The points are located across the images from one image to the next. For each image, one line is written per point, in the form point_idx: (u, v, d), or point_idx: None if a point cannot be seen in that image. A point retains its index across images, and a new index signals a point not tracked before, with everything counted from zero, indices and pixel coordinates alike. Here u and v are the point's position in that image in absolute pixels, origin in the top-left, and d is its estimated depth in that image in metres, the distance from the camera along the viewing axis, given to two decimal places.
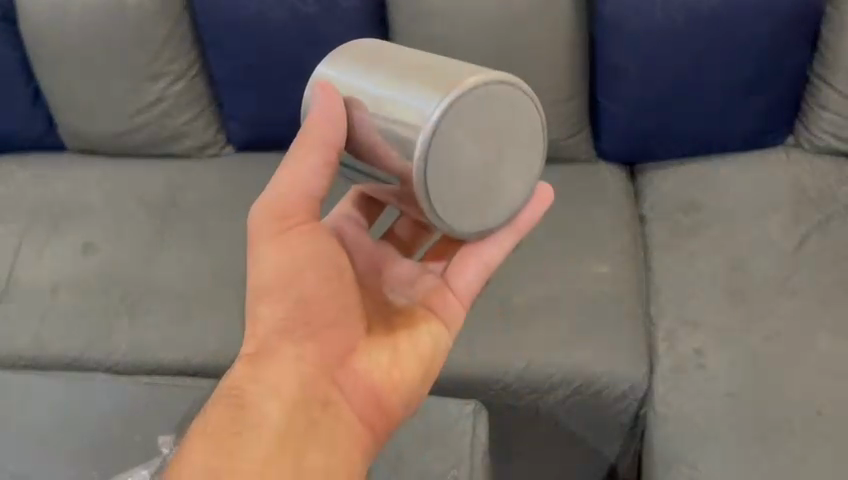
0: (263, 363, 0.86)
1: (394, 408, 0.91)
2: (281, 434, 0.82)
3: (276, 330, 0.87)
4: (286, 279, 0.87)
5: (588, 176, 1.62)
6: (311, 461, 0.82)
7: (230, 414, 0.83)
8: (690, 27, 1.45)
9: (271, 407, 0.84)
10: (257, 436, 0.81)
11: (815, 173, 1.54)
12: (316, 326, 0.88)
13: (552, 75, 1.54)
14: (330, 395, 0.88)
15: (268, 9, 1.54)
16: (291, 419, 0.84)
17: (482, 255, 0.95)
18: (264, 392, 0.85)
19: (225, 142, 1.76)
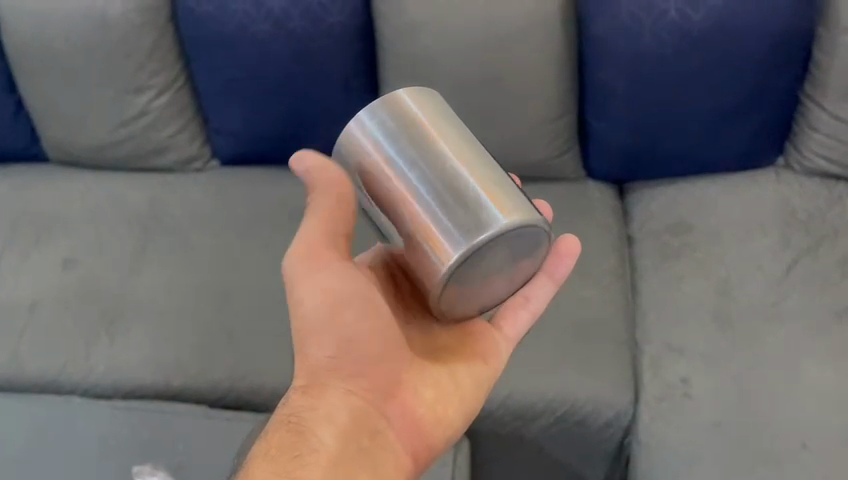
0: (316, 393, 0.90)
1: (440, 440, 0.94)
2: (336, 462, 0.87)
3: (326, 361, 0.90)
4: (332, 315, 0.89)
5: (577, 195, 1.61)
6: None
7: (290, 442, 0.88)
8: (681, 48, 1.43)
9: (327, 435, 0.88)
10: (315, 463, 0.86)
11: (805, 195, 1.52)
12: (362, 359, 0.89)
13: (540, 93, 1.52)
14: (380, 425, 0.91)
15: (253, 23, 1.51)
16: (345, 447, 0.88)
17: (526, 303, 1.02)
18: (319, 419, 0.89)
19: (210, 155, 1.74)
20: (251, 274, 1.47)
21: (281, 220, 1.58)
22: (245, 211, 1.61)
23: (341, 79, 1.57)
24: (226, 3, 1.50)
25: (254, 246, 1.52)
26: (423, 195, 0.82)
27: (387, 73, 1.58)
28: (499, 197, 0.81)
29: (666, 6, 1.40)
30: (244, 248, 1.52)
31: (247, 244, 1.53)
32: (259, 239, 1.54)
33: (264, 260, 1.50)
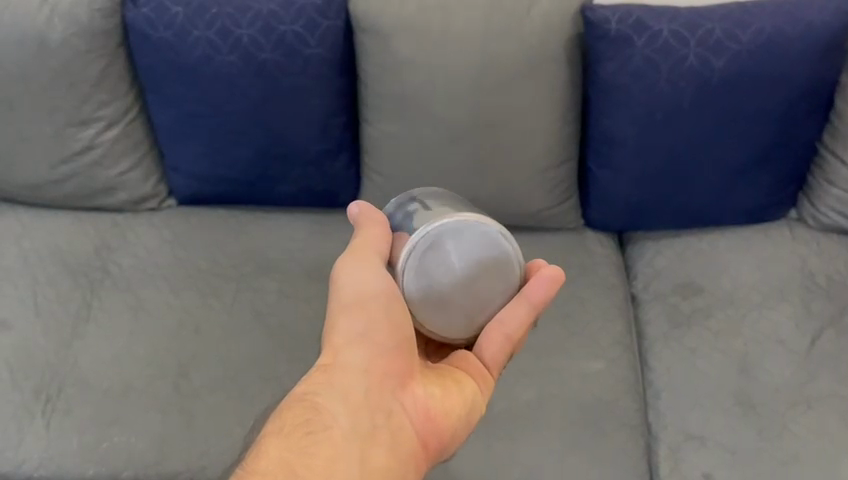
0: (322, 381, 0.77)
1: (456, 432, 0.80)
2: (348, 439, 0.74)
3: (328, 362, 0.79)
4: (371, 311, 0.80)
5: (576, 248, 1.47)
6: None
7: (286, 442, 0.73)
8: (699, 99, 1.28)
9: (341, 411, 0.75)
10: (325, 437, 0.73)
11: (821, 256, 1.41)
12: (380, 355, 0.79)
13: (541, 141, 1.38)
14: (376, 419, 0.76)
15: (219, 54, 1.33)
16: (359, 445, 0.74)
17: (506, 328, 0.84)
18: (331, 395, 0.76)
19: (166, 193, 1.54)
20: (213, 340, 1.30)
21: (248, 274, 1.40)
22: (206, 262, 1.43)
23: (318, 117, 1.40)
24: (187, 31, 1.33)
25: (217, 307, 1.35)
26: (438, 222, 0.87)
27: (369, 110, 1.42)
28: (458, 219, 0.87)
29: (684, 52, 1.25)
30: (205, 308, 1.35)
31: (208, 304, 1.35)
32: (222, 298, 1.36)
33: (229, 323, 1.32)
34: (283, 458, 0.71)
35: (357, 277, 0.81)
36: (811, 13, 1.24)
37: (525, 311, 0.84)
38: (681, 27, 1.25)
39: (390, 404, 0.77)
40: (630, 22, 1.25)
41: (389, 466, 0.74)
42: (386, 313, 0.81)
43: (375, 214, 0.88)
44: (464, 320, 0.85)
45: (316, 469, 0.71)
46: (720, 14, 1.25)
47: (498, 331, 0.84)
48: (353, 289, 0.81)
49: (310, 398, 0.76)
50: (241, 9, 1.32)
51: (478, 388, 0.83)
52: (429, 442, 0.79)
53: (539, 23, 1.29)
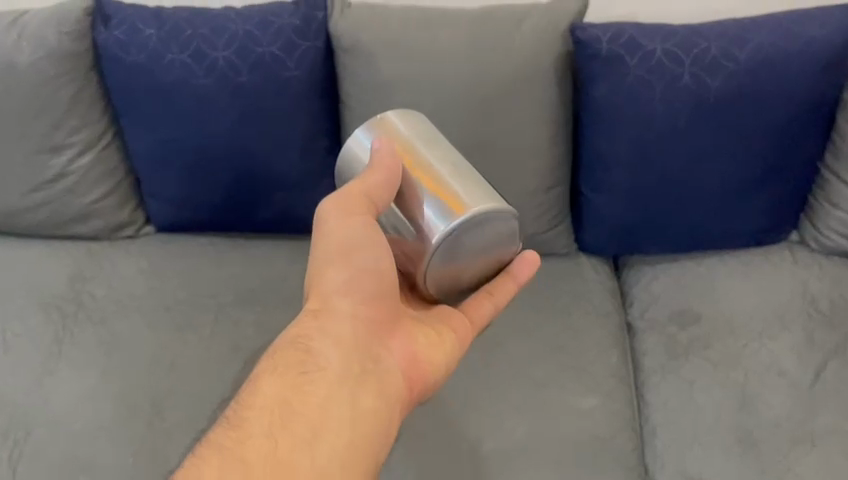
0: (313, 326, 0.77)
1: (439, 377, 0.83)
2: (340, 381, 0.74)
3: (317, 307, 0.78)
4: (361, 257, 0.78)
5: (570, 274, 1.42)
6: (330, 419, 0.71)
7: (280, 382, 0.73)
8: (696, 122, 1.22)
9: (332, 355, 0.75)
10: (318, 379, 0.73)
11: (825, 281, 1.35)
12: (368, 300, 0.79)
13: (532, 166, 1.32)
14: (367, 363, 0.76)
15: (194, 77, 1.28)
16: (350, 389, 0.74)
17: (494, 296, 0.85)
18: (324, 339, 0.76)
19: (143, 220, 1.49)
20: (189, 378, 1.24)
21: (226, 306, 1.34)
22: (183, 293, 1.37)
23: (298, 142, 1.34)
24: (161, 53, 1.27)
25: (194, 342, 1.29)
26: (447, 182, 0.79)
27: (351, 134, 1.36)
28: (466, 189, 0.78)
29: (679, 71, 1.19)
30: (181, 343, 1.29)
31: (185, 338, 1.30)
32: (199, 332, 1.30)
33: (206, 359, 1.26)
34: (277, 400, 0.72)
35: (347, 221, 0.79)
36: (809, 32, 1.20)
37: (510, 287, 0.85)
38: (675, 46, 1.19)
39: (377, 347, 0.78)
40: (622, 42, 1.20)
41: (378, 407, 0.75)
42: (376, 262, 0.78)
43: (388, 158, 0.81)
44: (455, 279, 0.81)
45: (309, 411, 0.71)
46: (716, 33, 1.20)
47: (487, 300, 0.85)
48: (345, 234, 0.78)
49: (301, 343, 0.76)
50: (217, 31, 1.27)
51: (462, 339, 0.84)
52: (412, 385, 0.81)
53: (528, 43, 1.24)
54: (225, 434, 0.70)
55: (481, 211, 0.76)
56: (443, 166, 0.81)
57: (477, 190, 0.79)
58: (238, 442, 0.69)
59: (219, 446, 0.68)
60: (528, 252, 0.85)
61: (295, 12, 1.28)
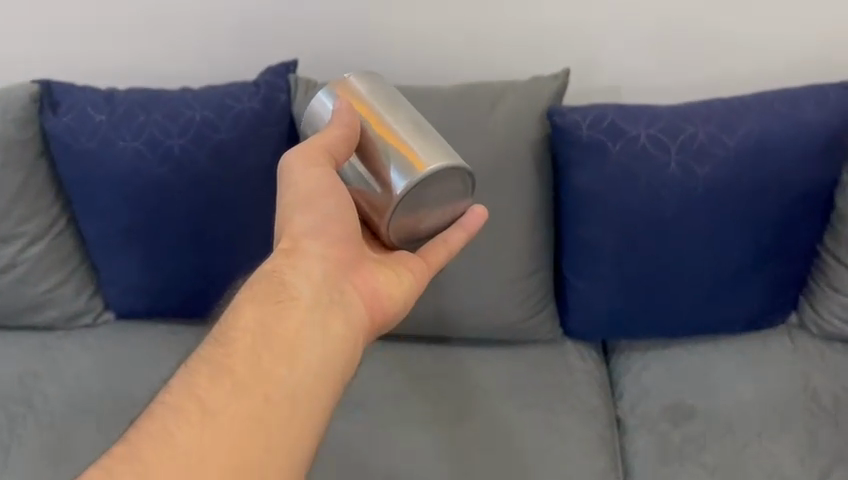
0: (285, 263, 0.73)
1: (399, 311, 0.77)
2: (312, 314, 0.69)
3: (289, 245, 0.74)
4: (325, 201, 0.74)
5: (554, 363, 1.32)
6: (302, 357, 0.66)
7: (256, 309, 0.69)
8: (685, 209, 1.15)
9: (304, 289, 0.71)
10: (290, 313, 0.69)
11: (828, 371, 1.26)
12: (336, 242, 0.74)
13: (510, 252, 1.25)
14: (335, 297, 0.72)
15: (148, 165, 1.19)
16: (324, 311, 0.70)
17: (448, 242, 0.80)
18: (296, 275, 0.71)
19: (103, 306, 1.39)
20: None
21: None
22: (141, 391, 1.28)
23: (262, 231, 1.25)
24: (112, 140, 1.19)
25: None
26: (402, 136, 0.76)
27: None
28: (424, 147, 0.75)
29: (665, 159, 1.13)
30: None
31: None
32: None
33: None
34: (252, 328, 0.67)
35: (309, 170, 0.74)
36: (802, 112, 1.13)
37: (461, 234, 0.80)
38: (660, 132, 1.14)
39: (347, 283, 0.74)
40: (603, 127, 1.14)
41: (348, 337, 0.70)
42: (340, 210, 0.74)
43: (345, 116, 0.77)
44: (412, 229, 0.77)
45: (283, 339, 0.67)
46: (703, 116, 1.14)
47: (442, 246, 0.80)
48: (309, 185, 0.74)
49: (275, 277, 0.71)
50: (173, 116, 1.19)
51: (418, 280, 0.78)
52: (378, 322, 0.76)
53: (502, 129, 1.19)
54: (201, 361, 0.66)
55: (441, 167, 0.74)
56: (397, 122, 0.78)
57: (432, 147, 0.76)
58: (218, 368, 0.65)
59: (197, 378, 0.64)
60: (477, 207, 0.81)
61: (255, 94, 1.20)
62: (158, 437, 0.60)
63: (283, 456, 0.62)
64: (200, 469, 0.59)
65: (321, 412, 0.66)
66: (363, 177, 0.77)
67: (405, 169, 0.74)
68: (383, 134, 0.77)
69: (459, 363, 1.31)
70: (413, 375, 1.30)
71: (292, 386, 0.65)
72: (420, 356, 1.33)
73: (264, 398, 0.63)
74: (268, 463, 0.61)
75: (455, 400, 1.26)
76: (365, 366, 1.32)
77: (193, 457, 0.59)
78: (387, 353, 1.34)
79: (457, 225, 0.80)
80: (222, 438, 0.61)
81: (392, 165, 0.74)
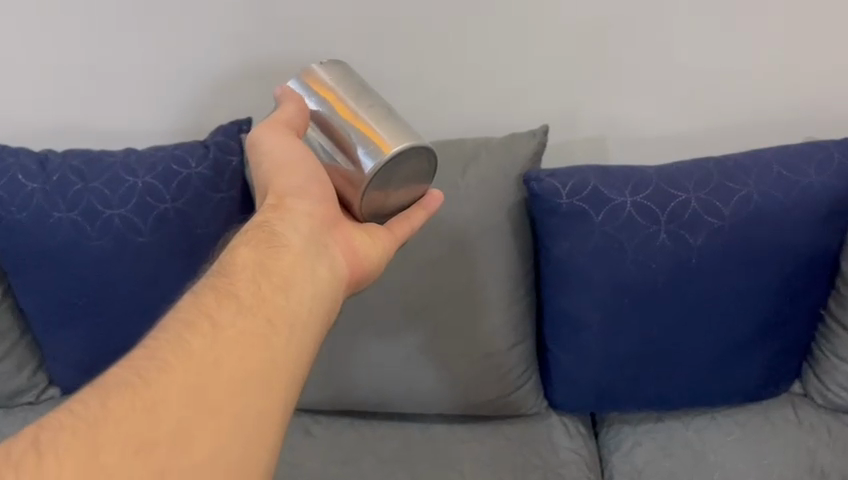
0: (276, 212, 0.69)
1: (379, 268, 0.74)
2: (306, 263, 0.66)
3: (276, 201, 0.70)
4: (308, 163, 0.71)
5: (538, 440, 1.21)
6: (298, 302, 0.63)
7: (252, 253, 0.65)
8: (676, 281, 1.05)
9: (296, 234, 0.68)
10: (284, 260, 0.66)
11: (836, 448, 1.15)
12: (322, 200, 0.71)
13: (488, 323, 1.15)
14: (325, 248, 0.69)
15: (85, 238, 1.08)
16: (316, 251, 0.68)
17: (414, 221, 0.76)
18: (289, 222, 0.68)
19: (47, 382, 1.27)
20: None
21: None
22: None
23: None
24: (46, 212, 1.08)
25: None
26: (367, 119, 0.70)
27: None
28: (390, 128, 0.70)
29: (653, 229, 1.04)
30: None
31: None
32: None
33: None
34: (251, 266, 0.64)
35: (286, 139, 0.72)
36: (803, 174, 1.04)
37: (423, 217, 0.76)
38: (647, 199, 1.04)
39: (335, 235, 0.71)
40: (585, 194, 1.05)
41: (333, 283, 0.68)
42: (320, 172, 0.72)
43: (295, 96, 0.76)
44: (383, 203, 0.72)
45: (279, 274, 0.64)
46: (694, 181, 1.05)
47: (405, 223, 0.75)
48: (285, 153, 0.71)
49: (265, 227, 0.68)
50: (114, 185, 1.08)
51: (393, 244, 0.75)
52: (357, 279, 0.72)
53: (476, 195, 1.10)
54: (203, 289, 0.62)
55: (408, 145, 0.68)
56: (360, 101, 0.72)
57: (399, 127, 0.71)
58: (219, 295, 0.61)
59: (199, 312, 0.60)
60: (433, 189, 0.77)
61: (204, 157, 1.10)
62: (171, 343, 0.56)
63: (291, 364, 0.60)
64: (215, 371, 0.56)
65: (315, 341, 0.63)
66: (331, 155, 0.72)
67: (370, 148, 0.68)
68: (346, 117, 0.71)
69: (435, 444, 1.20)
70: (383, 458, 1.18)
71: (293, 321, 0.62)
72: (393, 435, 1.22)
73: (268, 318, 0.61)
74: (271, 392, 0.57)
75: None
76: (330, 447, 1.20)
77: (207, 358, 0.56)
78: (356, 432, 1.23)
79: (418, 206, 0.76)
80: (227, 368, 0.56)
81: (357, 145, 0.69)
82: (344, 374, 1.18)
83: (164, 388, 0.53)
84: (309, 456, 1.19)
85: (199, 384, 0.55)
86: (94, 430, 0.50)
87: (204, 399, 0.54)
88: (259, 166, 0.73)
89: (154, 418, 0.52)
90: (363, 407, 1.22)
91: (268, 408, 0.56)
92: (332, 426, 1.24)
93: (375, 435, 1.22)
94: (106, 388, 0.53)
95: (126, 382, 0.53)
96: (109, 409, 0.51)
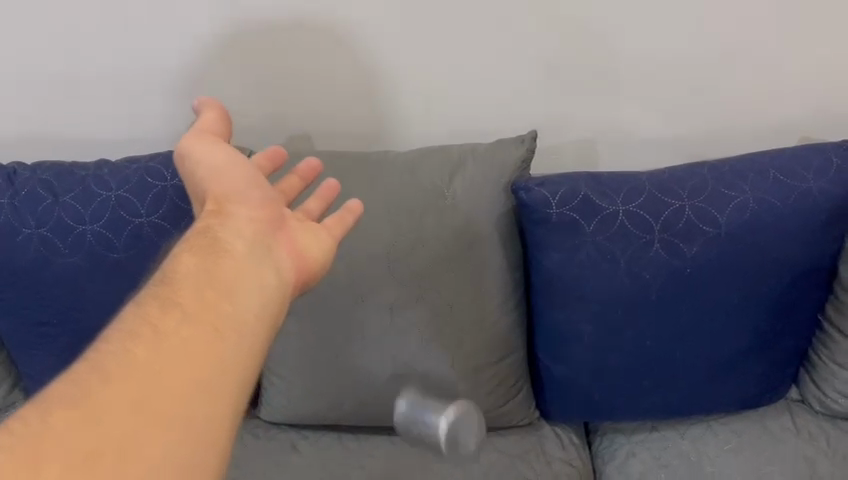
0: (215, 216, 0.60)
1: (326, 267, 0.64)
2: (252, 263, 0.56)
3: (215, 206, 0.61)
4: (239, 167, 0.64)
5: (530, 451, 1.17)
6: (243, 305, 0.54)
7: (192, 257, 0.55)
8: (670, 292, 1.02)
9: (237, 236, 0.58)
10: (226, 263, 0.55)
11: (835, 457, 1.12)
12: (260, 199, 0.62)
13: (477, 336, 1.11)
14: (269, 246, 0.59)
15: (57, 254, 1.04)
16: (262, 252, 0.58)
17: (347, 215, 0.69)
18: (229, 225, 0.59)
19: (24, 400, 1.23)
20: None
21: None
22: None
23: None
24: (15, 229, 1.04)
25: None
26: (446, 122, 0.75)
27: None
28: None
29: (646, 238, 1.00)
30: None
31: None
32: None
33: None
34: (191, 271, 0.54)
35: (213, 143, 0.65)
36: (800, 179, 1.00)
37: (350, 214, 0.69)
38: (640, 208, 1.00)
39: (279, 235, 0.61)
40: (575, 203, 1.01)
41: (282, 286, 0.58)
42: (253, 172, 0.64)
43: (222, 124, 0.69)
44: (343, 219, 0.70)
45: (225, 277, 0.54)
46: (688, 188, 1.01)
47: (342, 218, 0.68)
48: (214, 155, 0.64)
49: (206, 233, 0.58)
50: (85, 199, 1.04)
51: (334, 241, 0.66)
52: (306, 283, 0.62)
53: (462, 206, 1.07)
54: (142, 296, 0.52)
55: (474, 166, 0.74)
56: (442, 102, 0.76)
57: None
58: (159, 302, 0.51)
59: (133, 323, 0.50)
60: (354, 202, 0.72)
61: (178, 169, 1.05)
62: (111, 352, 0.48)
63: (245, 372, 0.51)
64: (157, 384, 0.47)
65: (267, 348, 0.54)
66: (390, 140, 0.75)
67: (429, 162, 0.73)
68: None
69: (425, 458, 1.17)
70: (371, 474, 1.15)
71: (239, 328, 0.52)
72: (381, 451, 1.19)
73: (215, 324, 0.51)
74: (210, 410, 0.48)
75: None
76: (316, 464, 1.17)
77: (149, 369, 0.47)
78: (343, 447, 1.19)
79: (349, 211, 0.70)
80: (161, 387, 0.47)
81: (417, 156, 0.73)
82: (330, 390, 1.14)
83: (105, 401, 0.45)
84: (295, 473, 1.15)
85: (141, 399, 0.46)
86: (29, 460, 0.41)
87: (148, 416, 0.46)
88: (192, 177, 0.65)
89: (92, 436, 0.43)
90: (351, 422, 1.18)
91: (223, 423, 0.48)
92: (319, 441, 1.21)
93: (363, 449, 1.19)
94: (40, 406, 0.44)
95: (64, 403, 0.44)
96: (48, 426, 0.43)
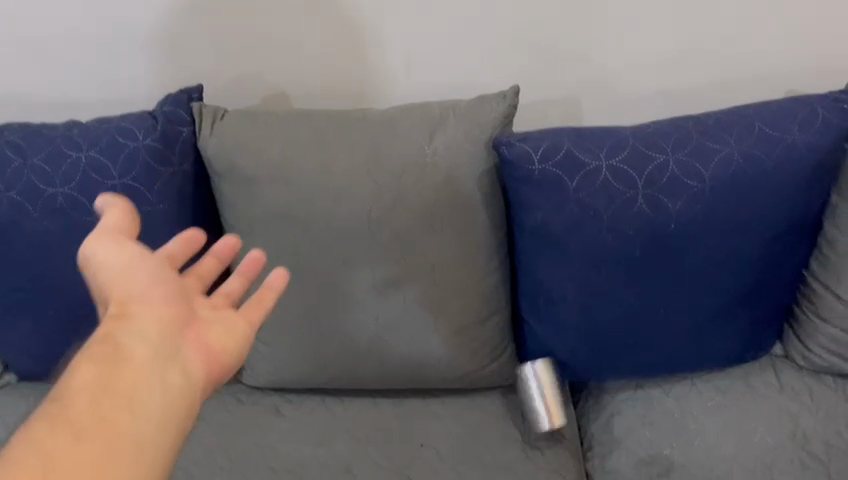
0: (116, 324, 0.53)
1: (237, 356, 0.58)
2: (161, 387, 0.51)
3: (118, 313, 0.54)
4: (146, 270, 0.57)
5: (514, 411, 1.18)
6: (145, 428, 0.48)
7: (90, 375, 0.49)
8: (655, 249, 1.01)
9: (139, 345, 0.52)
10: (126, 375, 0.50)
11: (818, 413, 1.13)
12: (167, 301, 0.57)
13: (461, 296, 1.10)
14: (175, 356, 0.53)
15: (29, 218, 1.02)
16: (165, 361, 0.53)
17: (266, 299, 0.63)
18: (131, 331, 0.53)
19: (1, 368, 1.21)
20: None
21: None
22: None
23: None
24: None
25: None
26: None
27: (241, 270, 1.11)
28: None
29: (630, 194, 0.99)
30: None
31: None
32: None
33: None
34: (89, 387, 0.49)
35: (115, 235, 0.57)
36: (786, 132, 0.99)
37: (269, 293, 0.63)
38: (623, 163, 0.98)
39: (185, 331, 0.56)
40: (558, 159, 0.99)
41: (190, 393, 0.53)
42: (160, 276, 0.58)
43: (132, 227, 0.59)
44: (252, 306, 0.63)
45: (119, 386, 0.49)
46: (672, 142, 0.99)
47: (258, 309, 0.62)
48: (118, 259, 0.56)
49: (106, 344, 0.52)
50: (56, 161, 1.01)
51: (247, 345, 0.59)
52: (214, 379, 0.56)
53: (444, 164, 1.04)
54: (29, 416, 0.47)
55: None
56: None
57: None
58: (47, 428, 0.46)
59: (17, 451, 0.44)
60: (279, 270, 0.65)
61: (152, 129, 1.02)
62: None
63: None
64: None
65: (171, 459, 0.49)
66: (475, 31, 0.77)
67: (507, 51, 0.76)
68: None
69: (410, 420, 1.17)
70: (357, 437, 1.15)
71: (140, 447, 0.47)
72: (366, 413, 1.18)
73: (108, 442, 0.46)
74: None
75: (405, 465, 1.10)
76: (301, 428, 1.16)
77: None
78: (328, 411, 1.18)
79: (268, 283, 0.63)
80: None
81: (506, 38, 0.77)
82: (312, 353, 1.13)
83: None
84: (280, 437, 1.15)
85: None
86: None
87: None
88: (88, 279, 0.57)
89: None
90: (334, 385, 1.17)
91: None
92: (303, 404, 1.20)
93: (348, 412, 1.18)
94: None
95: None
96: None
